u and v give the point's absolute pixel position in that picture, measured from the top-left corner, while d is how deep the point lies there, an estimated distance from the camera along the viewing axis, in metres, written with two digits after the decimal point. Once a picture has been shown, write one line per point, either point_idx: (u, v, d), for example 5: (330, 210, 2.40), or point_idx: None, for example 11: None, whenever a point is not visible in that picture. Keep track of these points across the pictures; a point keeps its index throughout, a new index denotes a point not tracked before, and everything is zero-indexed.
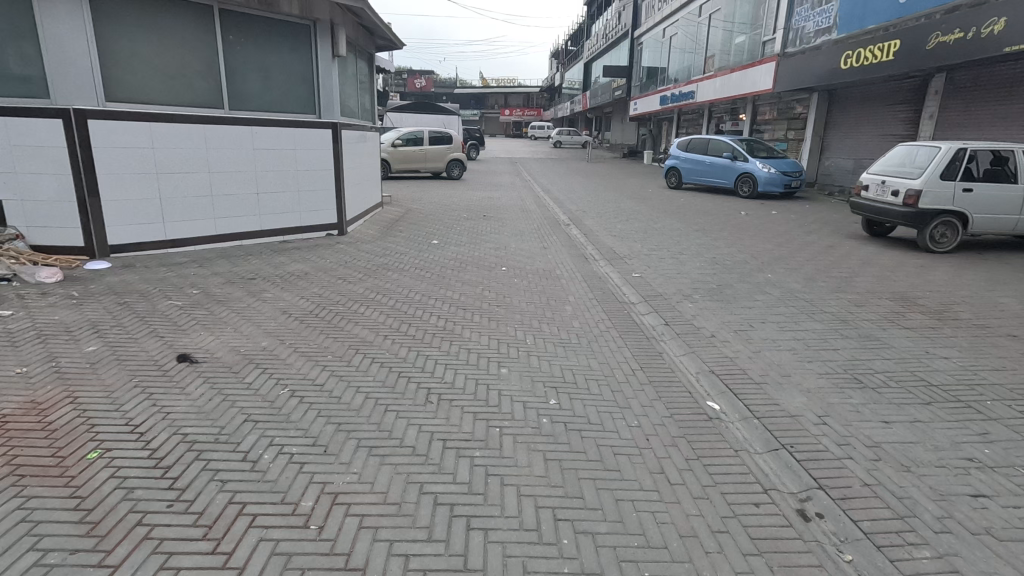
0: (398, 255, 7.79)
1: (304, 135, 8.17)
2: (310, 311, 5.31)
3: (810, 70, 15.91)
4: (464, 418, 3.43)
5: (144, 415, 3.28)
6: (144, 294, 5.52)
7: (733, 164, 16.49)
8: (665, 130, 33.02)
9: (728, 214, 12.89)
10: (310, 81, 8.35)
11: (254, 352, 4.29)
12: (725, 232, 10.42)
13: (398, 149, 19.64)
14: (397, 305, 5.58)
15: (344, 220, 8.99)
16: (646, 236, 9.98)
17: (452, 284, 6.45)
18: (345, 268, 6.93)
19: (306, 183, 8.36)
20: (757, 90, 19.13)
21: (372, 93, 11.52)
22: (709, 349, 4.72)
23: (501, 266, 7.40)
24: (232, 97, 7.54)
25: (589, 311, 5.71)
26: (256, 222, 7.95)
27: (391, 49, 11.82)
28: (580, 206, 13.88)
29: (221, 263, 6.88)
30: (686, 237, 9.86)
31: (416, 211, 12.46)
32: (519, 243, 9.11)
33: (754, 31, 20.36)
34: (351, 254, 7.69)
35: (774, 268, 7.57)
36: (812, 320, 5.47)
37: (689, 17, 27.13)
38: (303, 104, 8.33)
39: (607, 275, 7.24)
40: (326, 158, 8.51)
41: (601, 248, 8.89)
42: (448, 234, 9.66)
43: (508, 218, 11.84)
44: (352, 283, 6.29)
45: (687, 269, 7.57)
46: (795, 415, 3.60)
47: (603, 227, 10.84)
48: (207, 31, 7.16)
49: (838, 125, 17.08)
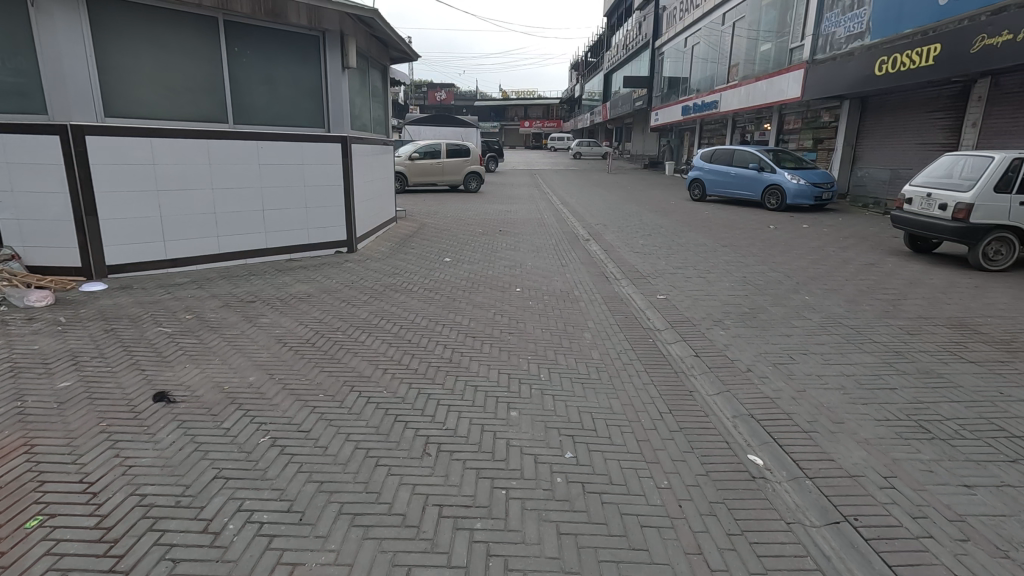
0: (407, 275, 7.40)
1: (312, 149, 7.88)
2: (307, 339, 4.91)
3: (842, 77, 15.24)
4: (465, 476, 2.97)
5: (102, 471, 2.90)
6: (134, 319, 5.20)
7: (760, 175, 15.86)
8: (687, 141, 32.38)
9: (756, 227, 12.25)
10: (319, 94, 8.07)
11: (237, 389, 3.90)
12: (755, 248, 9.82)
13: (415, 163, 19.38)
14: (401, 332, 5.16)
15: (354, 237, 8.67)
16: (670, 253, 9.44)
17: (462, 308, 6.01)
18: (351, 289, 6.55)
19: (314, 199, 8.06)
20: (784, 99, 18.45)
21: (385, 106, 11.27)
22: (745, 386, 4.19)
23: (516, 287, 6.95)
24: (237, 111, 7.28)
25: (610, 339, 5.21)
26: (262, 240, 7.66)
27: (406, 60, 11.58)
28: (600, 220, 13.37)
29: (223, 284, 6.57)
30: (713, 253, 9.31)
31: (431, 225, 12.11)
32: (535, 260, 8.66)
33: (781, 38, 19.73)
34: (358, 274, 7.33)
35: (811, 289, 6.97)
36: (861, 352, 4.89)
37: (711, 25, 26.59)
38: (311, 118, 8.04)
39: (628, 297, 6.75)
40: (335, 173, 8.21)
41: (623, 266, 8.39)
42: (462, 251, 9.27)
43: (525, 233, 11.41)
44: (356, 307, 5.90)
45: (716, 290, 7.02)
46: (855, 475, 3.05)
47: (625, 243, 10.32)
48: (211, 44, 6.92)
49: (872, 134, 16.32)
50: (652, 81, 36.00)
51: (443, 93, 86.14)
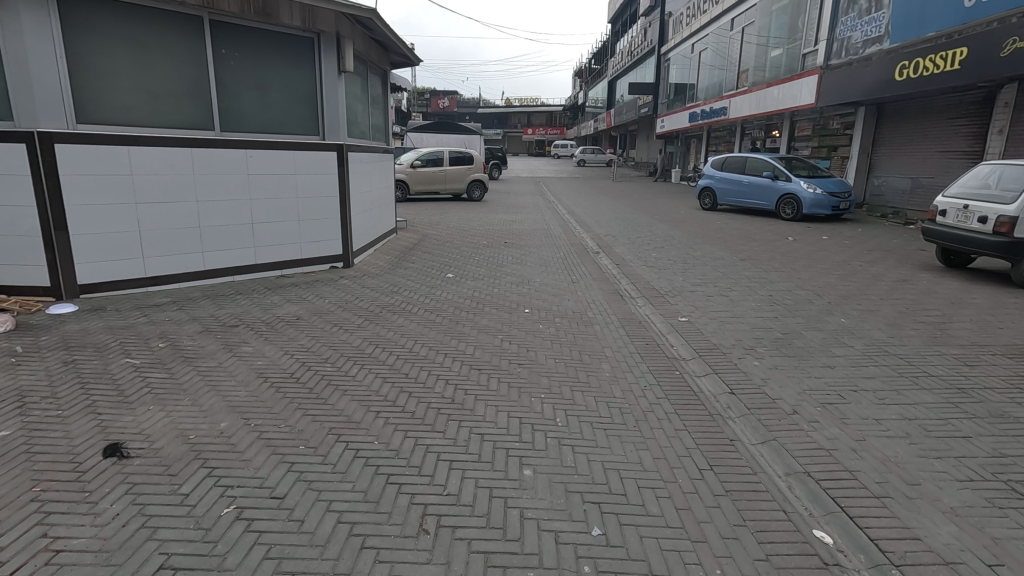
0: (406, 294, 6.86)
1: (305, 158, 7.38)
2: (290, 373, 4.35)
3: (858, 82, 14.73)
4: (471, 565, 2.43)
5: (22, 559, 2.35)
6: (99, 348, 4.66)
7: (773, 184, 15.32)
8: (694, 148, 31.89)
9: (773, 239, 11.68)
10: (314, 100, 7.57)
11: (203, 438, 3.34)
12: (775, 262, 9.27)
13: (416, 170, 18.89)
14: (399, 364, 4.60)
15: (350, 252, 8.15)
16: (686, 268, 8.89)
17: (466, 333, 5.46)
18: (345, 311, 6.01)
19: (307, 212, 7.55)
20: (797, 105, 17.92)
21: (386, 111, 10.78)
22: (793, 434, 3.62)
23: (524, 308, 6.40)
24: (225, 117, 6.77)
25: (631, 372, 4.65)
26: (252, 256, 7.14)
27: (407, 64, 11.12)
28: (609, 231, 12.83)
29: (205, 305, 6.04)
30: (733, 268, 8.76)
31: (433, 237, 11.59)
32: (544, 276, 8.12)
33: (793, 43, 19.21)
34: (354, 293, 6.79)
35: (846, 311, 6.40)
36: (917, 387, 4.31)
37: (719, 31, 26.14)
38: (305, 125, 7.54)
39: (647, 319, 6.19)
40: (331, 184, 7.70)
41: (638, 282, 7.84)
42: (465, 265, 8.74)
43: (532, 244, 10.88)
44: (349, 332, 5.35)
45: (742, 312, 6.46)
46: (952, 562, 2.47)
47: (637, 256, 9.76)
48: (197, 46, 6.43)
49: (889, 141, 15.78)
50: (658, 88, 35.57)
51: (446, 100, 86.01)
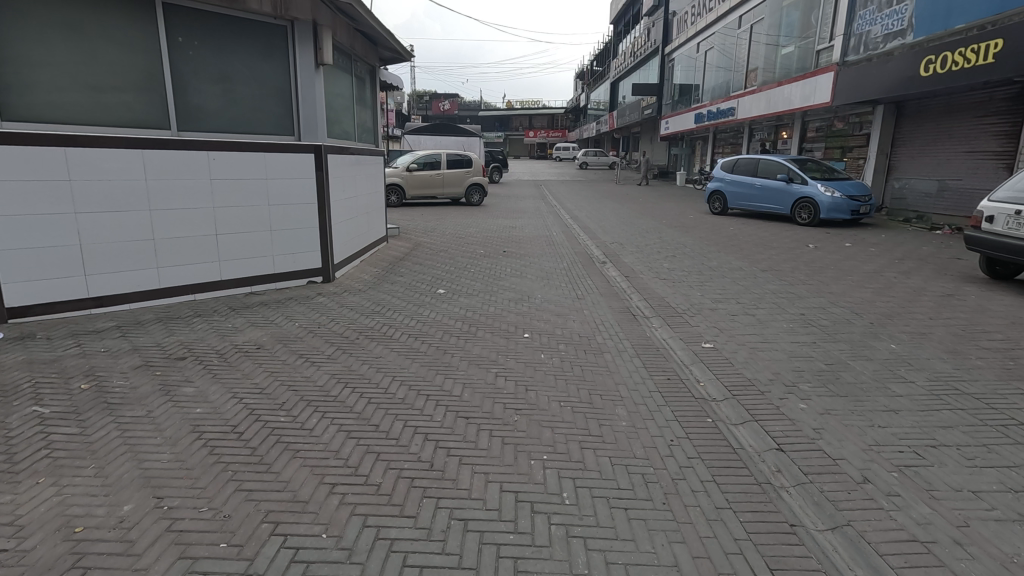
0: (389, 315, 6.04)
1: (278, 161, 6.58)
2: (234, 425, 3.54)
3: (878, 79, 13.91)
4: None
5: None
6: (6, 392, 3.84)
7: (789, 187, 14.47)
8: (699, 150, 31.11)
9: (793, 247, 10.84)
10: (288, 96, 6.76)
11: (93, 532, 2.52)
12: (800, 274, 8.43)
13: (413, 174, 18.08)
14: (369, 412, 3.77)
15: (331, 265, 7.35)
16: (703, 281, 8.05)
17: (454, 366, 4.64)
18: (315, 339, 5.18)
19: (281, 221, 6.75)
20: (810, 104, 17.09)
21: (374, 110, 9.97)
22: (870, 518, 2.77)
23: (523, 332, 5.57)
24: (183, 115, 5.97)
25: (653, 420, 3.81)
26: (216, 271, 6.34)
27: (398, 60, 10.33)
28: (616, 238, 12.00)
29: (154, 331, 5.22)
30: (755, 282, 7.92)
31: (427, 245, 10.79)
32: (546, 291, 7.30)
33: (806, 39, 18.36)
34: (329, 314, 5.97)
35: (894, 334, 5.57)
36: (1011, 442, 3.47)
37: (726, 29, 25.36)
38: (278, 124, 6.74)
39: (665, 346, 5.34)
40: (308, 190, 6.90)
41: (652, 299, 7.00)
42: (459, 278, 7.93)
43: (533, 254, 10.06)
44: (316, 366, 4.53)
45: (773, 335, 5.63)
46: None
47: (648, 267, 8.94)
48: (148, 33, 5.63)
49: (910, 141, 14.94)
50: (662, 89, 34.74)
51: (447, 103, 85.36)
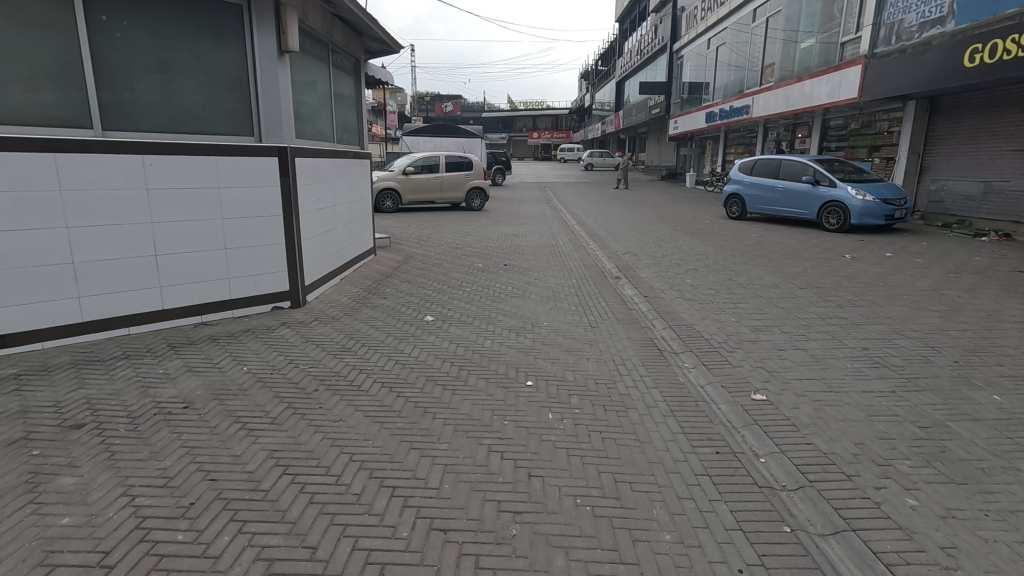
0: (362, 353, 4.95)
1: (234, 167, 5.52)
2: (108, 549, 2.47)
3: (914, 72, 12.75)
4: None
5: None
6: None
7: (815, 190, 13.31)
8: (710, 149, 29.92)
9: (828, 257, 9.69)
10: (245, 89, 5.69)
11: None
12: (846, 293, 7.30)
13: (410, 178, 16.99)
14: (309, 522, 2.69)
15: (301, 287, 6.29)
16: (735, 303, 6.92)
17: (434, 435, 3.56)
18: (262, 392, 4.10)
19: (238, 238, 5.69)
20: (834, 100, 15.92)
21: (359, 107, 8.88)
22: None
23: (525, 379, 4.46)
24: (112, 113, 4.92)
25: (706, 531, 2.71)
26: (157, 299, 5.27)
27: (386, 51, 9.25)
28: (629, 248, 10.86)
29: (61, 381, 4.16)
30: (795, 303, 6.81)
31: (420, 257, 9.72)
32: (554, 317, 6.21)
33: (829, 32, 17.14)
34: (290, 354, 4.90)
35: (990, 378, 4.45)
36: None
37: (739, 24, 24.18)
38: (235, 123, 5.68)
39: (705, 399, 4.23)
40: (271, 200, 5.86)
41: (679, 328, 5.88)
42: (452, 300, 6.85)
43: (538, 267, 8.97)
44: (252, 437, 3.45)
45: (838, 380, 4.52)
46: None
47: (669, 284, 7.85)
48: (61, 10, 4.56)
49: (946, 140, 13.81)
50: (671, 87, 33.52)
51: (450, 103, 84.27)
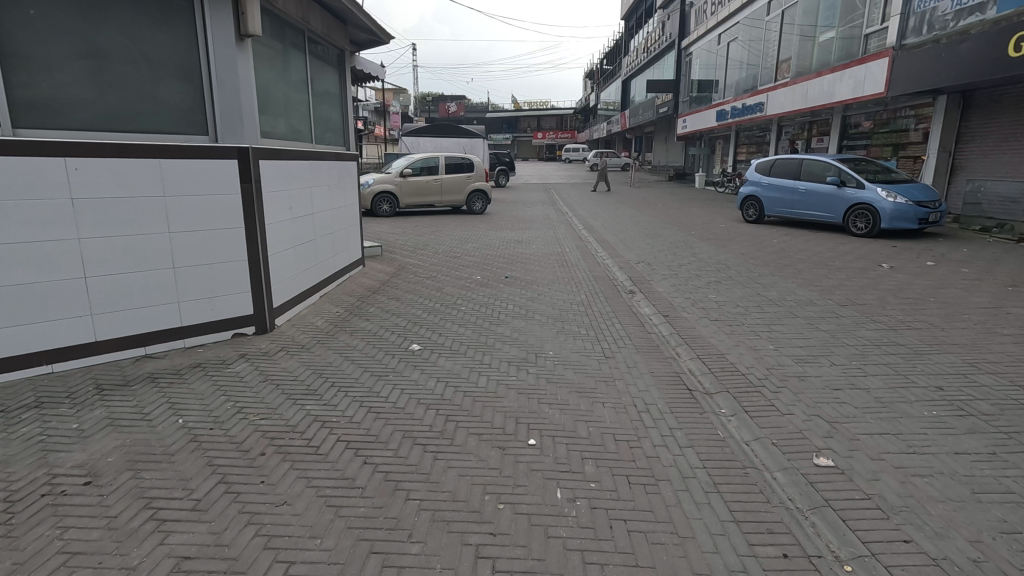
0: (330, 397, 4.08)
1: (182, 171, 4.68)
2: None
3: (950, 63, 11.80)
4: None
5: None
6: None
7: (841, 192, 12.38)
8: (720, 149, 28.99)
9: (863, 267, 8.78)
10: (197, 80, 4.84)
11: None
12: (895, 312, 6.39)
13: (408, 180, 16.14)
14: None
15: (268, 310, 5.44)
16: (770, 325, 6.02)
17: (405, 530, 2.67)
18: (192, 457, 3.23)
19: (189, 255, 4.84)
20: (857, 95, 14.93)
21: (343, 103, 8.00)
22: None
23: (526, 436, 3.58)
24: (27, 109, 4.07)
25: None
26: (89, 330, 4.42)
27: (374, 42, 8.39)
28: (642, 256, 9.96)
29: None
30: (839, 325, 5.91)
31: (413, 268, 8.85)
32: (560, 344, 5.33)
33: (851, 24, 16.19)
34: (242, 398, 4.04)
35: None
36: None
37: (751, 18, 23.24)
38: (186, 120, 4.83)
39: (755, 464, 3.33)
40: (230, 210, 5.01)
41: (709, 359, 4.99)
42: (444, 322, 5.98)
43: (543, 279, 8.10)
44: (160, 536, 2.58)
45: (918, 434, 3.62)
46: None
47: (691, 300, 6.94)
48: None
49: (982, 137, 12.92)
50: (679, 85, 32.59)
51: (453, 103, 83.38)
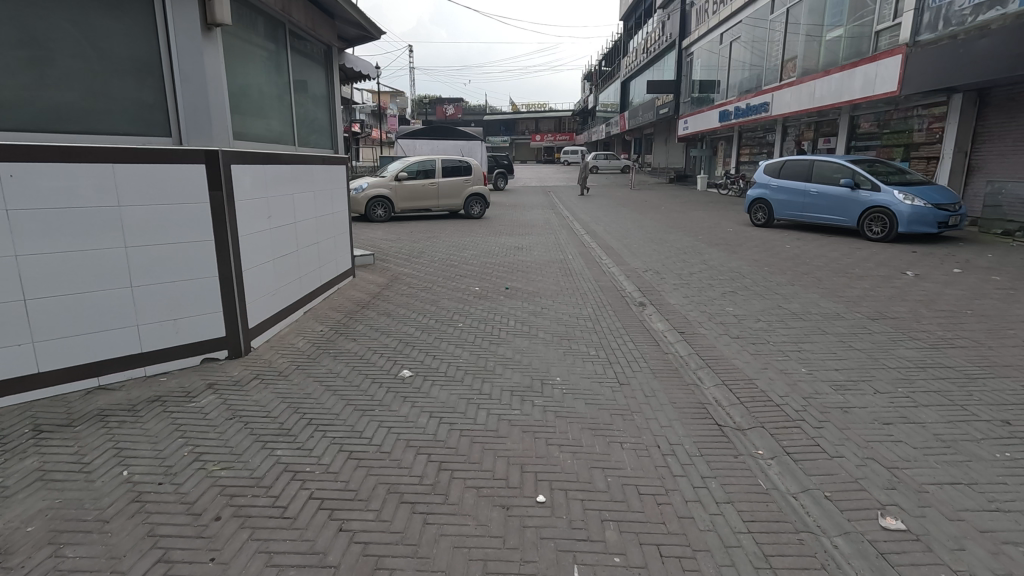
0: (306, 439, 3.53)
1: (139, 178, 4.13)
2: None
3: (970, 59, 11.28)
4: None
5: None
6: None
7: (856, 195, 11.86)
8: (722, 150, 28.49)
9: (886, 275, 8.24)
10: (158, 75, 4.29)
11: None
12: (932, 327, 5.85)
13: (403, 183, 15.60)
14: None
15: (242, 331, 4.89)
16: (797, 342, 5.48)
17: None
18: (132, 525, 2.67)
19: (149, 272, 4.28)
20: (869, 94, 14.42)
21: (331, 103, 7.44)
22: None
23: (534, 491, 3.03)
24: None
25: None
26: (29, 361, 3.86)
27: (365, 37, 7.83)
28: (650, 263, 9.42)
29: None
30: (874, 343, 5.37)
31: (407, 278, 8.30)
32: (568, 368, 4.77)
33: (861, 21, 15.67)
34: (203, 440, 3.48)
35: None
36: None
37: (754, 17, 22.75)
38: (145, 120, 4.27)
39: (807, 527, 2.79)
40: (197, 220, 4.46)
41: (736, 386, 4.43)
42: (439, 342, 5.42)
43: (546, 291, 7.55)
44: None
45: (996, 483, 3.07)
46: None
47: (707, 315, 6.40)
48: None
49: (1000, 136, 12.41)
50: (679, 86, 32.10)
51: (451, 105, 82.96)
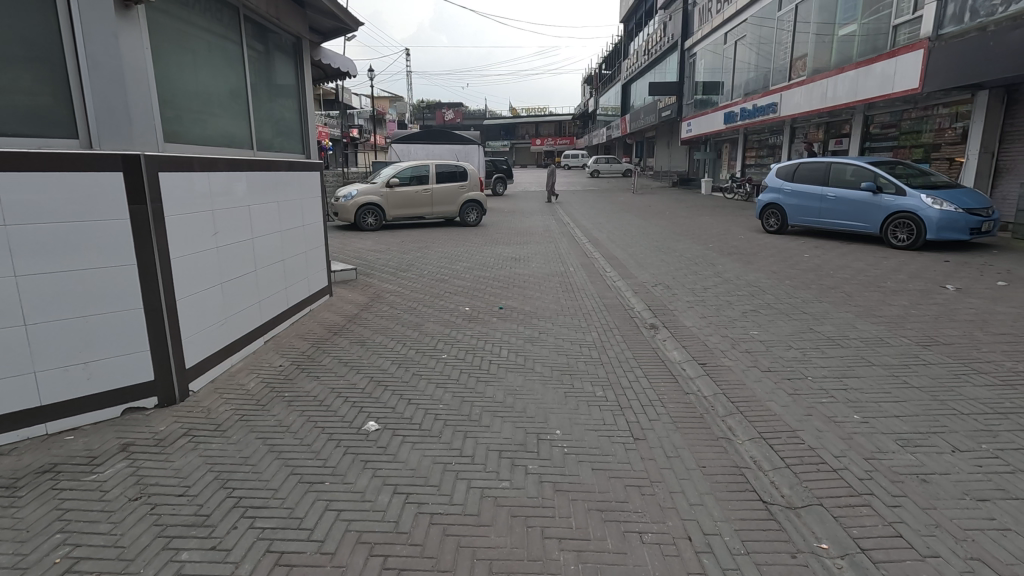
0: (223, 532, 2.68)
1: (32, 191, 3.30)
2: None
3: (1001, 52, 10.45)
4: None
5: None
6: None
7: (878, 199, 11.01)
8: (727, 153, 27.68)
9: (923, 289, 7.40)
10: (60, 62, 3.47)
11: None
12: (995, 356, 4.99)
13: (395, 190, 14.78)
14: None
15: (177, 373, 4.06)
16: (841, 377, 4.62)
17: None
18: None
19: (48, 308, 3.44)
20: (886, 92, 13.59)
21: (303, 102, 6.60)
22: None
23: None
24: None
25: None
26: None
27: (342, 29, 7.00)
28: (658, 276, 8.59)
29: None
30: (933, 379, 4.51)
31: (390, 296, 7.47)
32: (569, 416, 3.91)
33: (876, 16, 14.87)
34: (88, 535, 2.64)
35: None
36: None
37: (760, 16, 22.02)
38: (45, 117, 3.45)
39: None
40: (112, 242, 3.64)
41: (778, 442, 3.57)
42: (416, 379, 4.57)
43: (543, 311, 6.70)
44: None
45: None
46: None
47: (729, 340, 5.55)
48: None
49: None
50: (682, 88, 31.38)
51: (450, 110, 82.35)
